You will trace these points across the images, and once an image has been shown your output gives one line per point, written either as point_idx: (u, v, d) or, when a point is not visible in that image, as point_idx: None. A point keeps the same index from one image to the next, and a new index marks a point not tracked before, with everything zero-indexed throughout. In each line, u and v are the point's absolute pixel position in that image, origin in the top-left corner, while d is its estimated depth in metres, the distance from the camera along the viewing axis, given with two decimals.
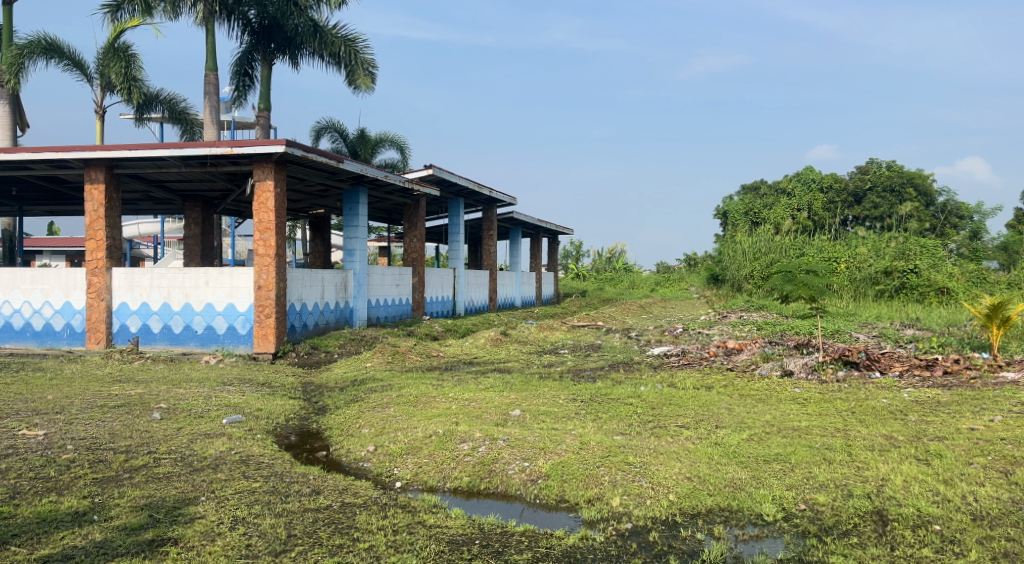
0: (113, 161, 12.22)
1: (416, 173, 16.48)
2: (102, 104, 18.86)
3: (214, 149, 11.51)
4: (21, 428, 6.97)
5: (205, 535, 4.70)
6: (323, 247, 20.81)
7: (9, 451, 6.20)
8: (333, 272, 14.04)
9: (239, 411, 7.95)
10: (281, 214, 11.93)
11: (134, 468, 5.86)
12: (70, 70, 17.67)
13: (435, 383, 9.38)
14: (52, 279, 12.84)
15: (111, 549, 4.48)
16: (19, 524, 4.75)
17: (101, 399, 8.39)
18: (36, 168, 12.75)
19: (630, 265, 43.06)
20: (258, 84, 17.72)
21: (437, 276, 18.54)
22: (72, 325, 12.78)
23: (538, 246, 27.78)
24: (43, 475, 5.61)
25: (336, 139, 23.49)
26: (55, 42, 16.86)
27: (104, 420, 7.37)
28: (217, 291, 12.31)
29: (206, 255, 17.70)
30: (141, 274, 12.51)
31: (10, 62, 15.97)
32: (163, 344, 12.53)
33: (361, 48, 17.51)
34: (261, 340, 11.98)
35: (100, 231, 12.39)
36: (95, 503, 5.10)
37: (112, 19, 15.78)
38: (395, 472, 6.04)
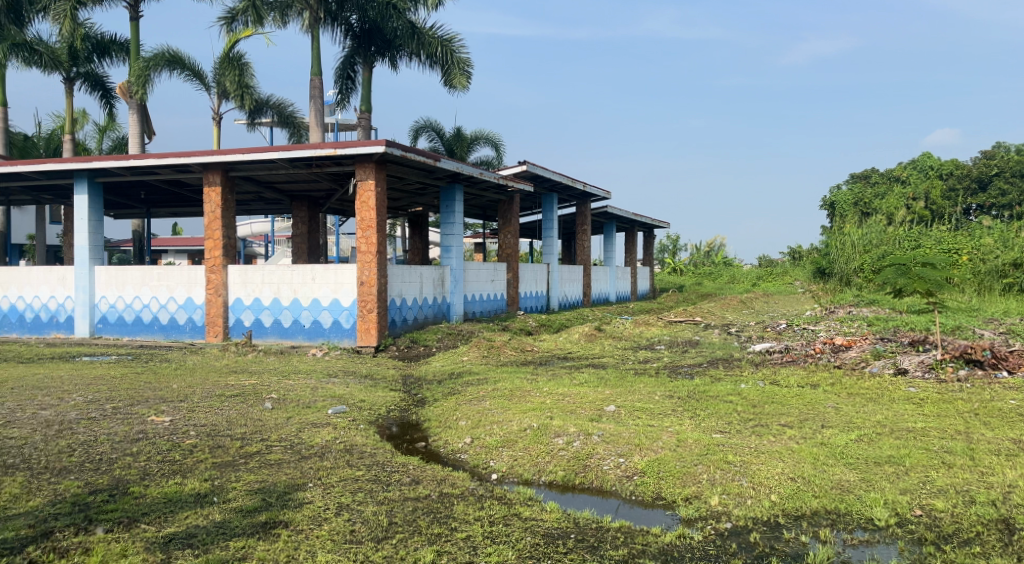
0: (228, 165, 12.95)
1: (510, 169, 16.62)
2: (218, 110, 20.03)
3: (319, 151, 11.99)
4: (151, 414, 7.53)
5: (313, 519, 4.92)
6: (421, 243, 21.32)
7: (141, 436, 6.70)
8: (431, 268, 14.37)
9: (344, 402, 8.28)
10: (381, 212, 12.30)
11: (249, 454, 6.21)
12: (190, 80, 18.83)
13: (530, 377, 9.44)
14: (176, 277, 13.76)
15: (229, 529, 4.75)
16: (150, 503, 5.11)
17: (220, 388, 8.95)
18: (162, 173, 13.70)
19: (730, 259, 42.05)
20: (360, 86, 18.32)
21: (531, 272, 18.64)
22: (194, 319, 13.66)
23: (633, 241, 27.44)
24: (169, 458, 6.04)
25: (433, 137, 23.93)
26: (177, 54, 17.99)
27: (222, 408, 7.86)
28: (323, 286, 12.85)
29: (313, 252, 18.56)
30: (253, 271, 13.23)
31: (138, 74, 17.21)
32: (274, 338, 13.18)
33: (458, 48, 17.73)
34: (364, 334, 12.41)
35: (218, 231, 13.18)
36: (215, 486, 5.45)
37: (228, 30, 16.73)
38: (491, 464, 6.14)
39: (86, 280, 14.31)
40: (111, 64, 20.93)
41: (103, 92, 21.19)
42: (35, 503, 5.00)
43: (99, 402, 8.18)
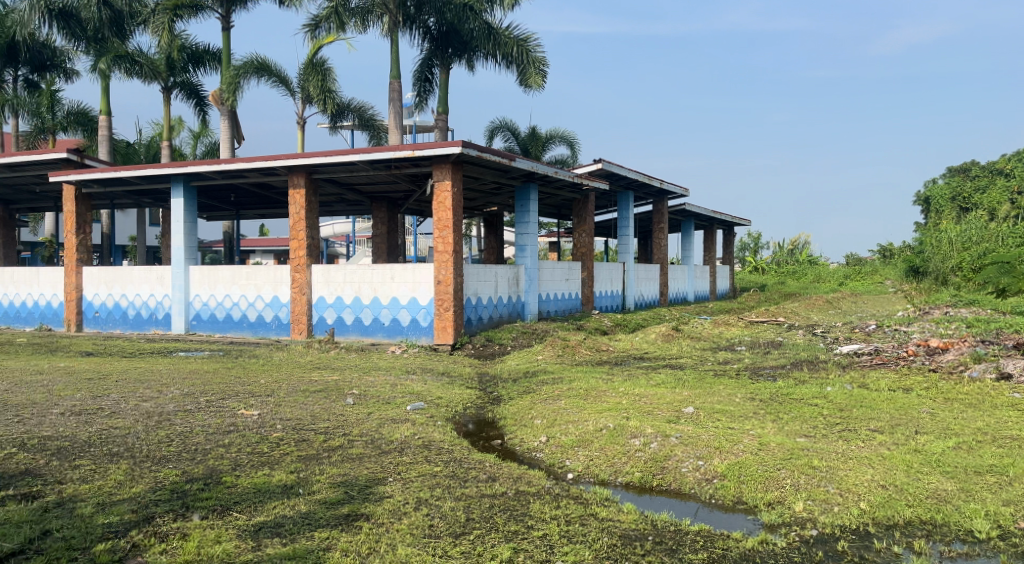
0: (312, 167, 13.38)
1: (585, 167, 16.54)
2: (303, 115, 20.72)
3: (398, 152, 12.24)
4: (241, 408, 7.86)
5: (393, 513, 5.02)
6: (497, 243, 21.47)
7: (232, 428, 7.00)
8: (506, 268, 14.45)
9: (422, 398, 8.44)
10: (458, 212, 12.44)
11: (332, 448, 6.40)
12: (276, 86, 19.52)
13: (606, 377, 9.37)
14: (263, 276, 14.32)
15: (314, 520, 4.90)
16: (241, 493, 5.33)
17: (305, 384, 9.27)
18: (250, 177, 14.26)
19: (815, 258, 40.68)
20: (437, 88, 18.57)
21: (607, 271, 18.51)
22: (280, 317, 14.19)
23: (712, 239, 26.88)
24: (257, 450, 6.29)
25: (509, 137, 24.07)
26: (265, 61, 18.69)
27: (306, 402, 8.13)
28: (401, 285, 13.12)
29: (391, 252, 18.98)
30: (336, 271, 13.62)
31: (229, 82, 17.97)
32: (355, 335, 13.54)
33: (533, 48, 17.77)
34: (440, 332, 12.60)
35: (302, 232, 13.62)
36: (300, 478, 5.63)
37: (312, 37, 17.28)
38: (567, 464, 6.13)
39: (181, 279, 15.06)
40: (205, 73, 21.93)
41: (197, 100, 22.22)
42: (137, 490, 5.29)
43: (193, 395, 8.60)
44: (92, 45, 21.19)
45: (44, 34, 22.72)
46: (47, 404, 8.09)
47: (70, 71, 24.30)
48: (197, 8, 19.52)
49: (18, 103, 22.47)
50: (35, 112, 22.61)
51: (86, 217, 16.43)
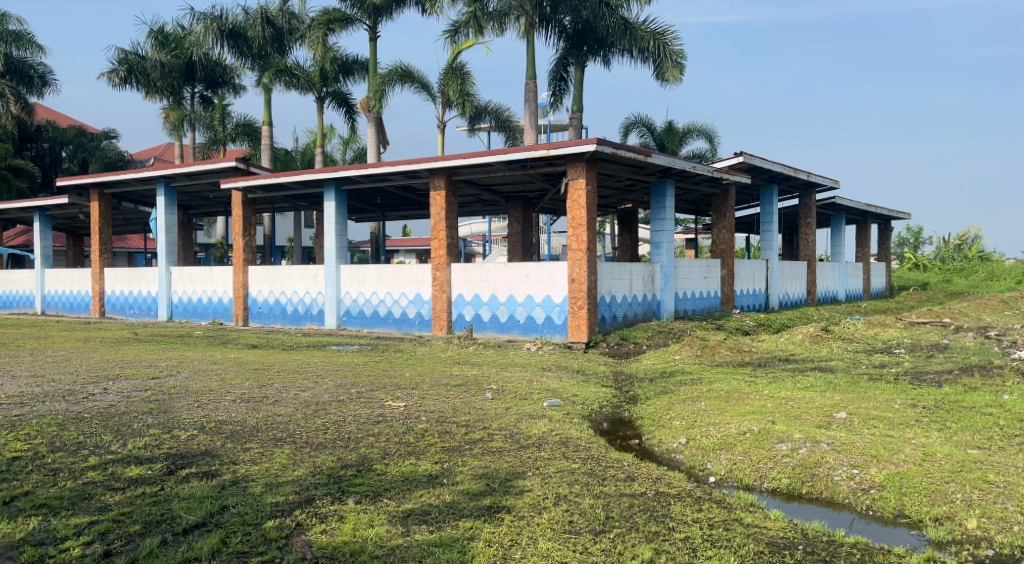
0: (452, 169, 13.82)
1: (725, 161, 16.01)
2: (442, 119, 21.45)
3: (533, 152, 12.40)
4: (388, 399, 8.27)
5: (534, 507, 5.10)
6: (632, 240, 21.23)
7: (381, 418, 7.39)
8: (641, 265, 14.27)
9: (559, 395, 8.50)
10: (592, 210, 12.42)
11: (473, 441, 6.59)
12: (418, 92, 20.32)
13: (748, 379, 9.04)
14: (407, 274, 14.97)
15: (459, 510, 5.05)
16: (390, 480, 5.60)
17: (446, 378, 9.60)
18: (395, 180, 14.93)
19: (986, 253, 37.14)
20: (572, 86, 18.64)
21: (748, 269, 17.81)
22: (422, 314, 14.78)
23: (866, 234, 25.19)
24: (404, 440, 6.58)
25: (644, 133, 23.73)
26: (408, 68, 19.45)
27: (448, 396, 8.42)
28: (537, 283, 13.27)
29: (527, 250, 19.22)
30: (473, 269, 14.00)
31: (376, 90, 18.92)
32: (492, 332, 13.84)
33: (671, 40, 17.38)
34: (575, 330, 12.62)
35: (442, 232, 14.12)
36: (445, 469, 5.85)
37: (452, 42, 17.86)
38: (709, 466, 5.96)
39: (332, 277, 16.01)
40: (353, 82, 23.21)
41: (346, 108, 23.52)
42: (299, 473, 5.69)
43: (346, 386, 9.13)
44: (256, 61, 22.90)
45: (217, 54, 24.81)
46: (220, 391, 8.88)
47: (238, 86, 26.38)
48: (347, 21, 20.64)
49: (195, 118, 24.75)
50: (209, 125, 24.98)
51: (251, 220, 17.84)
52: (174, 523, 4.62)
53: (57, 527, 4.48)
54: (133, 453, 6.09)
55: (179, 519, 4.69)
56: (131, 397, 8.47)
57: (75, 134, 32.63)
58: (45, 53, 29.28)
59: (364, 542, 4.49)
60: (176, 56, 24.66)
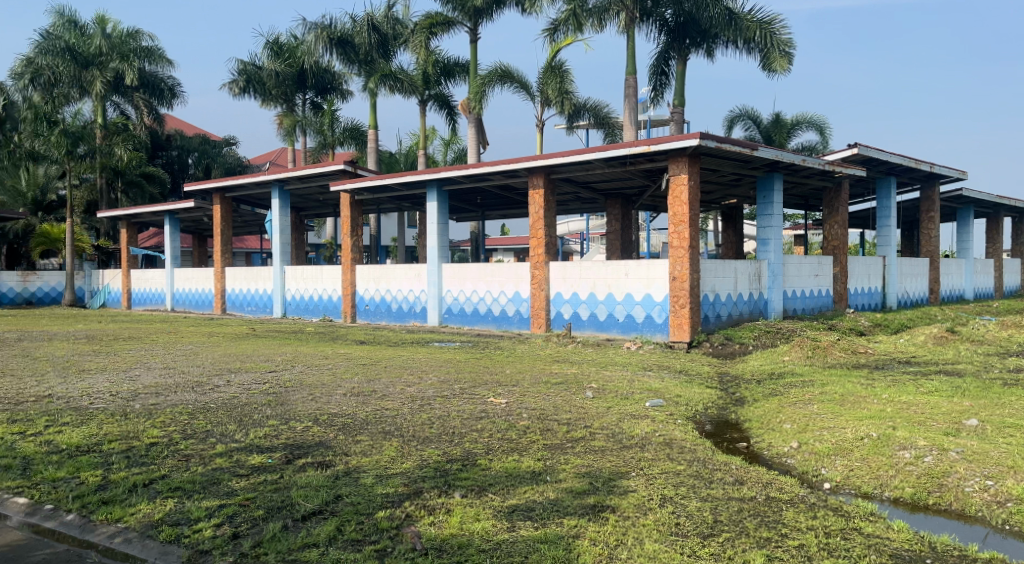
0: (550, 167, 13.87)
1: (838, 153, 15.27)
2: (542, 117, 21.53)
3: (633, 148, 12.26)
4: (491, 396, 8.38)
5: (639, 507, 5.03)
6: (736, 237, 20.59)
7: (483, 414, 7.50)
8: (747, 263, 13.82)
9: (661, 395, 8.36)
10: (695, 206, 12.14)
11: (576, 439, 6.58)
12: (518, 91, 20.48)
13: (865, 382, 8.59)
14: (506, 273, 15.13)
15: (564, 507, 5.05)
16: (495, 475, 5.67)
17: (547, 376, 9.62)
18: (494, 179, 15.11)
19: None
20: (674, 81, 18.30)
21: (863, 266, 16.92)
22: (521, 312, 14.89)
23: (997, 228, 23.41)
24: (507, 437, 6.65)
25: (750, 126, 22.99)
26: (507, 69, 19.61)
27: (549, 394, 8.44)
28: (636, 281, 13.12)
29: (626, 248, 18.94)
30: (572, 267, 13.98)
31: (476, 91, 19.20)
32: (591, 330, 13.77)
33: (778, 29, 16.68)
34: (676, 329, 12.36)
35: (541, 230, 14.18)
36: (548, 466, 5.87)
37: (551, 41, 17.91)
38: (823, 472, 5.71)
39: (434, 276, 16.39)
40: (455, 84, 23.65)
41: (448, 110, 24.00)
42: (407, 465, 5.86)
43: (449, 382, 9.32)
44: (363, 67, 23.73)
45: (327, 61, 25.92)
46: (332, 385, 9.26)
47: (345, 92, 27.44)
48: (449, 25, 21.03)
49: (306, 124, 26.01)
50: (319, 130, 26.00)
51: (359, 220, 18.45)
52: (293, 510, 4.86)
53: (190, 509, 4.80)
54: (255, 442, 6.44)
55: (298, 506, 4.92)
56: (251, 389, 8.97)
57: (200, 142, 34.79)
58: (175, 67, 30.99)
59: (471, 536, 4.57)
60: (289, 65, 25.93)
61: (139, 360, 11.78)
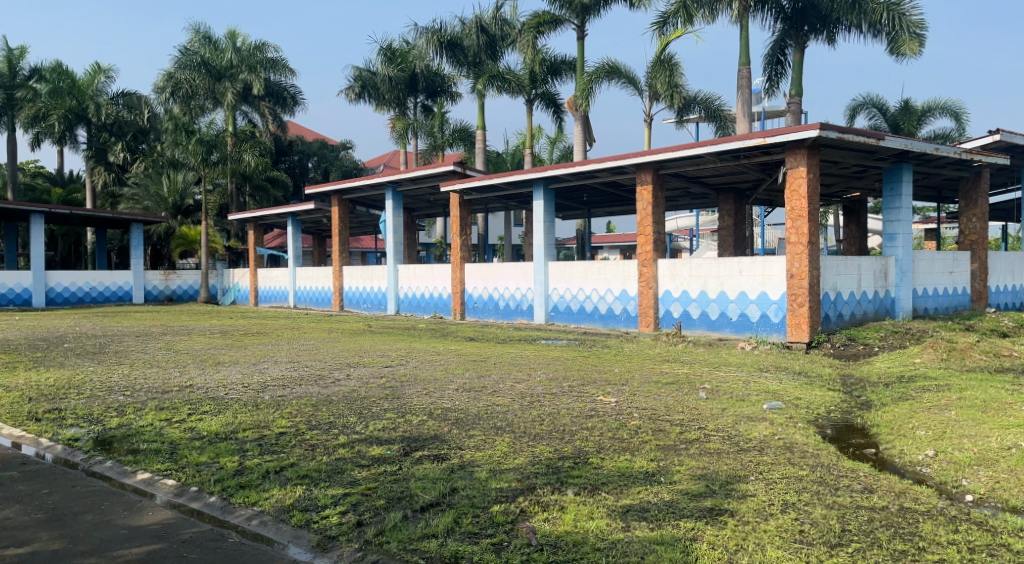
0: (659, 163, 13.66)
1: (976, 141, 14.17)
2: (650, 112, 21.20)
3: (747, 141, 11.88)
4: (600, 394, 8.32)
5: (759, 512, 4.86)
6: (860, 232, 19.51)
7: (593, 413, 7.46)
8: (871, 260, 13.06)
9: (779, 397, 8.05)
10: (814, 200, 11.60)
11: (689, 440, 6.44)
12: (626, 87, 20.24)
13: (1008, 387, 7.94)
14: (614, 271, 15.00)
15: (680, 510, 4.94)
16: (607, 474, 5.62)
17: (657, 375, 9.46)
18: (602, 176, 15.02)
19: None
20: (791, 70, 17.55)
21: (1005, 261, 15.62)
22: (628, 310, 14.71)
23: None
24: (618, 436, 6.59)
25: (875, 115, 21.72)
26: (616, 65, 19.42)
27: (660, 394, 8.30)
28: (750, 279, 12.69)
29: (738, 245, 18.36)
30: (682, 265, 13.69)
31: (583, 88, 19.13)
32: (702, 330, 13.43)
33: (908, 11, 15.51)
34: (794, 329, 11.84)
35: (649, 227, 13.98)
36: (661, 467, 5.77)
37: (660, 34, 17.60)
38: (963, 483, 5.32)
39: (541, 274, 16.46)
40: (562, 82, 23.68)
41: (554, 108, 24.05)
42: (519, 461, 5.92)
43: (558, 380, 9.33)
44: (471, 69, 24.16)
45: (437, 64, 26.59)
46: (444, 380, 9.48)
47: (455, 94, 28.02)
48: (556, 23, 21.05)
49: (417, 126, 26.93)
50: (430, 132, 26.97)
51: (467, 220, 18.85)
52: (412, 501, 5.01)
53: (317, 496, 5.05)
54: (374, 434, 6.70)
55: (416, 497, 5.08)
56: (369, 383, 9.32)
57: (319, 146, 36.80)
58: (296, 75, 32.71)
59: (585, 534, 4.56)
60: (401, 70, 26.77)
61: (266, 353, 12.51)
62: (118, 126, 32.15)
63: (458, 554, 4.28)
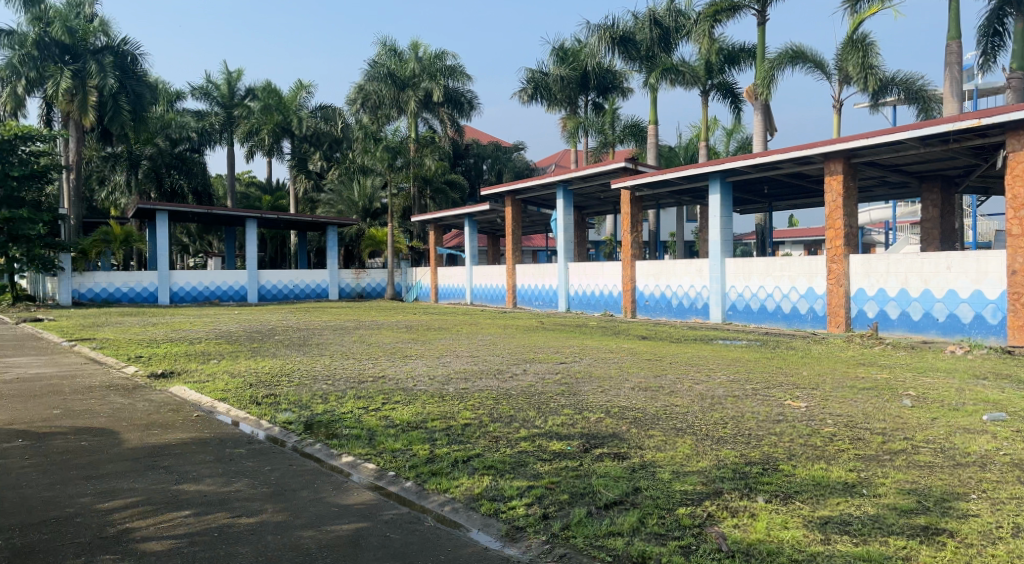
0: (850, 151, 12.73)
1: None
2: (840, 98, 19.78)
3: (958, 123, 10.72)
4: (788, 399, 7.87)
5: (984, 535, 4.37)
6: None
7: (781, 418, 7.07)
8: None
9: (1001, 409, 7.17)
10: None
11: (894, 451, 5.92)
12: (812, 72, 19.01)
13: None
14: (799, 267, 14.16)
15: (887, 526, 4.56)
16: (801, 483, 5.31)
17: (852, 380, 8.78)
18: (785, 168, 14.23)
19: None
20: (1011, 40, 15.63)
21: None
22: (815, 309, 13.81)
23: None
24: (811, 443, 6.20)
25: None
26: (800, 48, 18.29)
27: (856, 400, 7.69)
28: (962, 276, 11.46)
29: (946, 238, 16.62)
30: (878, 260, 12.63)
31: (764, 76, 18.21)
32: (902, 332, 12.31)
33: None
34: (1017, 332, 10.49)
35: (839, 220, 13.06)
36: (863, 478, 5.35)
37: (852, 12, 16.37)
38: None
39: (718, 271, 15.86)
40: (740, 71, 22.76)
41: (732, 99, 23.17)
42: (703, 464, 5.74)
43: (741, 382, 8.95)
44: (644, 63, 23.83)
45: (609, 61, 26.50)
46: (620, 379, 9.41)
47: (627, 90, 27.80)
48: (735, 10, 20.17)
49: (589, 124, 26.88)
50: (601, 130, 26.83)
51: (638, 217, 18.60)
52: (595, 498, 5.03)
53: (504, 487, 5.21)
54: (554, 429, 6.79)
55: (600, 494, 5.09)
56: (546, 379, 9.47)
57: (493, 148, 37.89)
58: (473, 81, 33.93)
59: (781, 544, 4.33)
60: (573, 69, 26.97)
61: (448, 348, 13.09)
62: (317, 136, 35.34)
63: (646, 554, 4.23)
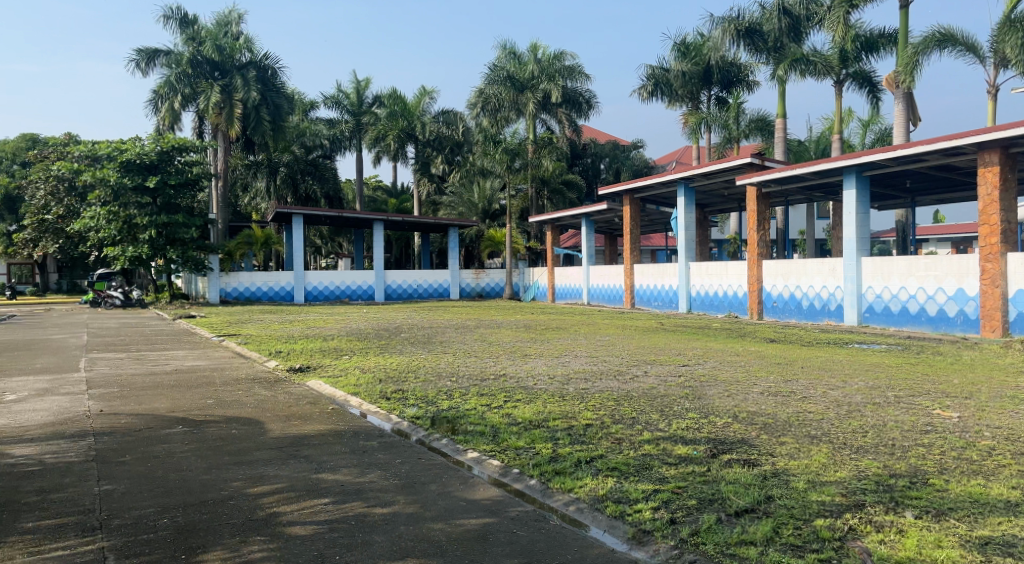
0: (1008, 140, 11.70)
1: None
2: (995, 82, 18.18)
3: None
4: (936, 408, 7.30)
5: None
6: None
7: (929, 428, 6.57)
8: None
9: None
10: None
11: None
12: (963, 56, 17.56)
13: None
14: (947, 267, 13.15)
15: None
16: (955, 498, 4.91)
17: (1012, 390, 8.03)
18: (932, 159, 13.25)
19: None
20: None
21: None
22: (966, 313, 12.77)
23: None
24: (966, 457, 5.72)
25: None
26: (949, 31, 16.94)
27: (1018, 412, 7.02)
28: None
29: None
30: None
31: (907, 62, 17.01)
32: None
33: None
34: None
35: (994, 215, 12.04)
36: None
37: None
38: None
39: (854, 271, 14.97)
40: (879, 58, 21.42)
41: (870, 88, 21.83)
42: (842, 474, 5.43)
43: (881, 388, 8.40)
44: (772, 55, 22.91)
45: (734, 54, 25.66)
46: (748, 383, 9.07)
47: (753, 83, 26.83)
48: None
49: (711, 119, 25.80)
50: (724, 125, 25.85)
51: (765, 214, 17.88)
52: (725, 505, 4.86)
53: (629, 490, 5.14)
54: (679, 433, 6.63)
55: (730, 501, 4.92)
56: (669, 381, 9.26)
57: (611, 147, 37.74)
58: (591, 81, 33.75)
59: None
60: (696, 63, 26.32)
61: (568, 348, 13.08)
62: (439, 140, 36.06)
63: None
